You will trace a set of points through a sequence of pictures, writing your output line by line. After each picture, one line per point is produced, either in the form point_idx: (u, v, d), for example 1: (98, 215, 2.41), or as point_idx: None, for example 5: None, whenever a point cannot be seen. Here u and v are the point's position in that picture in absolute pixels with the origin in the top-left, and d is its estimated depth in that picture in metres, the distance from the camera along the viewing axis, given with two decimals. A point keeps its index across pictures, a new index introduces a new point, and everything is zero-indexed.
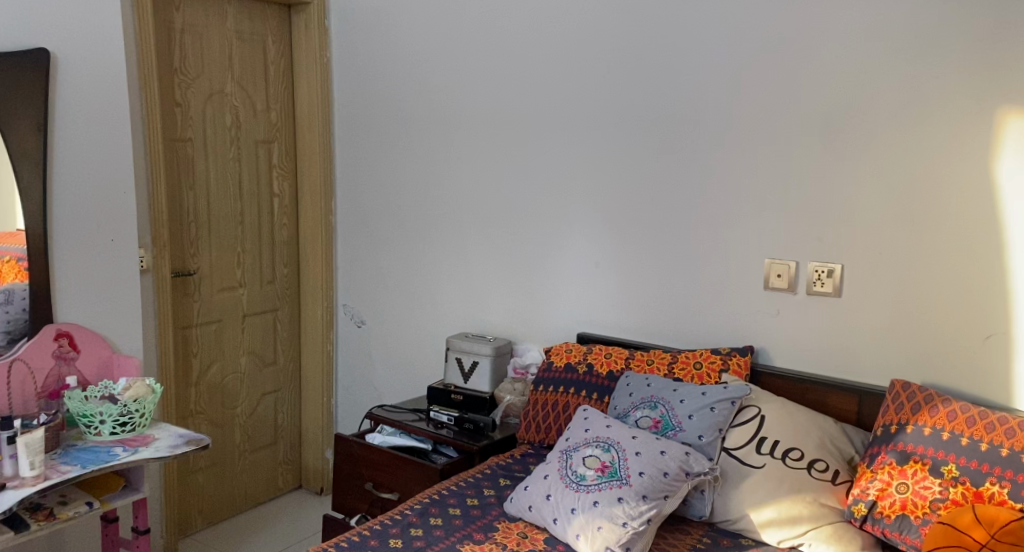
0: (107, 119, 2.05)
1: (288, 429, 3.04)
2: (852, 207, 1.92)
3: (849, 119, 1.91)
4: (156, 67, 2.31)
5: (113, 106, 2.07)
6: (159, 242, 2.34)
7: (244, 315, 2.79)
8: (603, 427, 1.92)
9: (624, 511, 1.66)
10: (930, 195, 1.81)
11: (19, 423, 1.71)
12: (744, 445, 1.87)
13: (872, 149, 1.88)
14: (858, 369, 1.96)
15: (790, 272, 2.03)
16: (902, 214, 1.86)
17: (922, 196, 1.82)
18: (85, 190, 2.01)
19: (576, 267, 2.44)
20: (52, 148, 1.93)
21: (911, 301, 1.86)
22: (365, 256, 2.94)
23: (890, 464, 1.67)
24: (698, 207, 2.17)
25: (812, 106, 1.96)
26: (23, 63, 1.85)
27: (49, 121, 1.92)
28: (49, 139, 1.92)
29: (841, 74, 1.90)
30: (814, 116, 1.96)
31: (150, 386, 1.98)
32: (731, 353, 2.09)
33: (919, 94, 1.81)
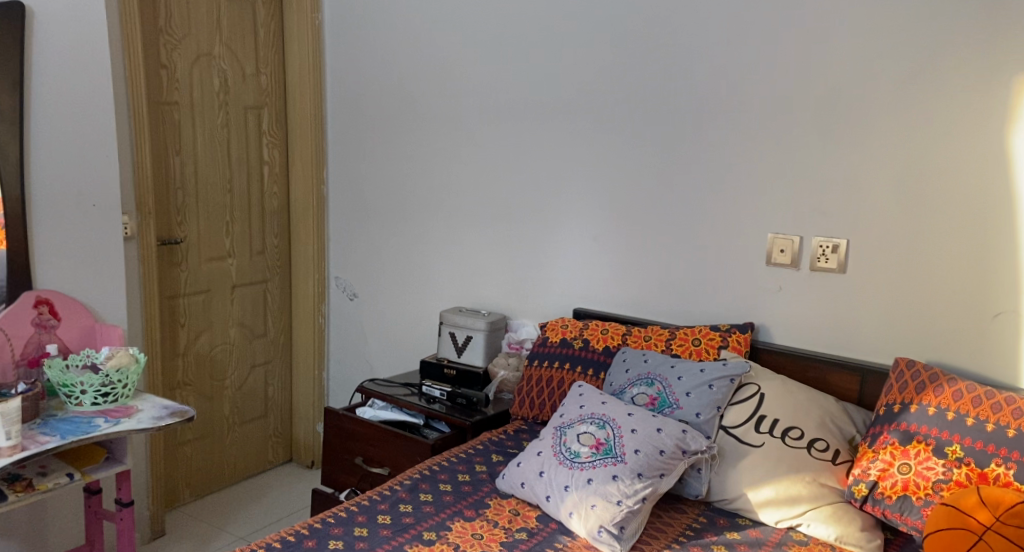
0: (87, 79, 1.97)
1: (278, 402, 3.00)
2: (858, 178, 1.86)
3: (859, 88, 1.83)
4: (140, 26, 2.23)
5: (94, 65, 1.99)
6: (144, 209, 2.27)
7: (233, 285, 2.73)
8: (598, 403, 1.87)
9: (618, 489, 1.62)
10: (940, 168, 1.75)
11: None
12: (742, 423, 1.82)
13: (880, 118, 1.81)
14: (861, 348, 1.91)
15: (794, 247, 1.97)
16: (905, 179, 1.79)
17: (932, 169, 1.76)
18: (64, 153, 1.94)
19: (573, 241, 2.38)
20: (30, 108, 1.86)
21: (914, 272, 1.81)
22: (357, 228, 2.88)
23: (892, 445, 1.62)
24: (700, 178, 2.11)
25: (821, 73, 1.88)
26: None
27: (26, 80, 1.85)
28: (25, 98, 1.85)
29: (852, 41, 1.83)
30: (822, 85, 1.88)
31: (134, 356, 1.92)
32: (731, 330, 2.04)
33: (932, 61, 1.73)
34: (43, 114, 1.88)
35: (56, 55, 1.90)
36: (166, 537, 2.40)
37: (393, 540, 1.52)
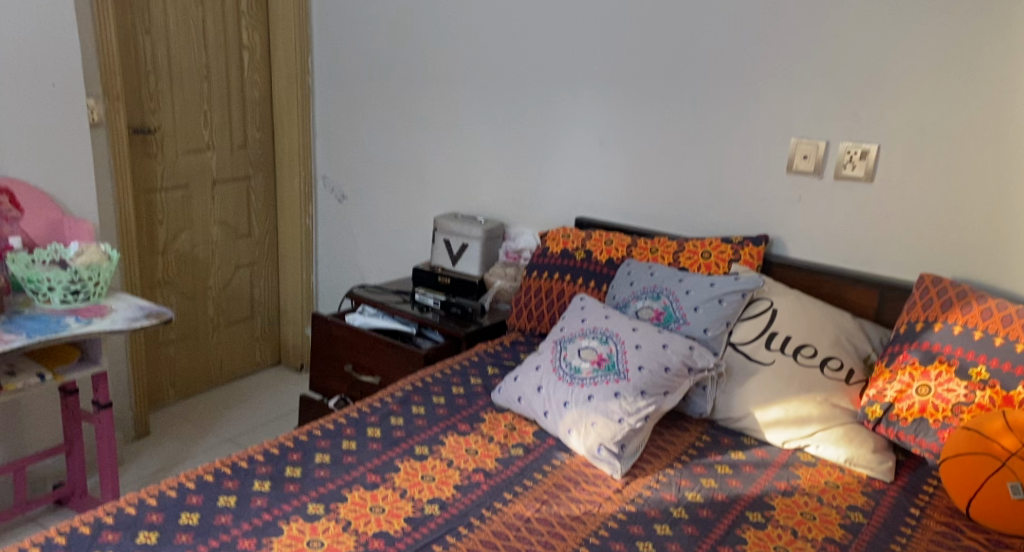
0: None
1: (265, 305, 2.89)
2: (897, 78, 1.69)
3: None
4: None
5: None
6: (112, 93, 2.08)
7: (214, 180, 2.56)
8: (601, 318, 1.77)
9: (620, 406, 1.54)
10: (989, 66, 1.58)
11: None
12: (752, 340, 1.72)
13: (928, 7, 1.62)
14: (882, 262, 1.80)
15: (818, 154, 1.82)
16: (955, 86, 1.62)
17: (980, 67, 1.59)
18: (16, 23, 1.73)
19: (578, 144, 2.22)
20: None
21: (952, 183, 1.67)
22: (346, 123, 2.69)
23: (912, 365, 1.54)
24: (721, 76, 1.93)
25: None
26: None
27: None
28: None
29: None
30: None
31: (105, 253, 1.79)
32: (744, 243, 1.92)
33: None
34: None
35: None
36: (152, 436, 2.35)
37: (384, 455, 1.45)
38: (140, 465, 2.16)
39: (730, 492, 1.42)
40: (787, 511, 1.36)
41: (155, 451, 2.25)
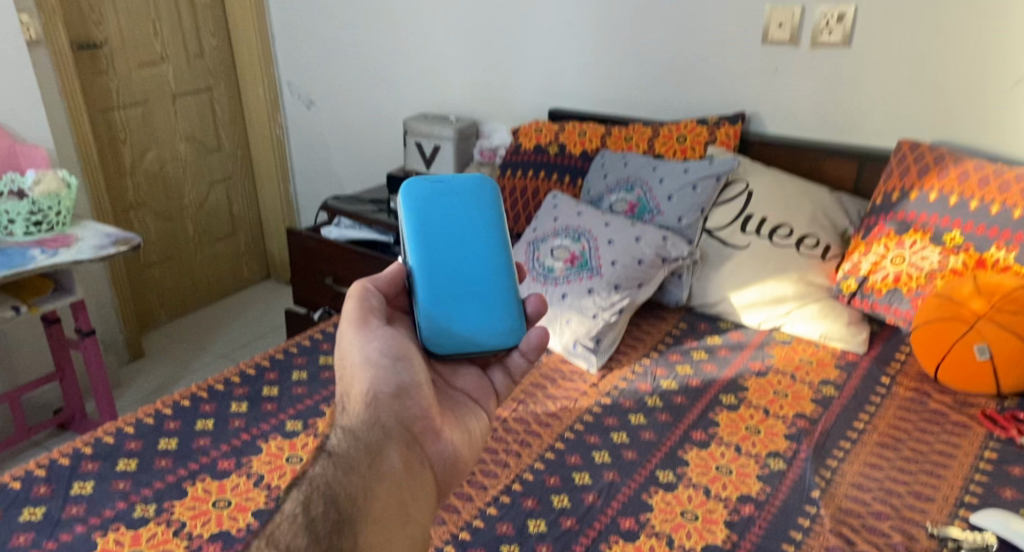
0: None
1: (244, 220, 2.84)
2: (894, 30, 1.58)
3: None
4: None
5: None
6: (47, 7, 1.95)
7: (173, 95, 2.45)
8: (574, 215, 1.71)
9: (594, 303, 1.51)
10: None
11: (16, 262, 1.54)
12: (728, 224, 1.67)
13: None
14: (862, 130, 1.70)
15: (795, 22, 1.69)
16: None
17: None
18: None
19: (550, 15, 2.07)
20: None
21: (966, 87, 1.54)
22: (301, 30, 2.54)
23: (887, 236, 1.49)
24: (694, 16, 1.83)
25: None
26: None
27: None
28: None
29: None
30: None
31: (64, 180, 1.73)
32: (719, 123, 1.83)
33: None
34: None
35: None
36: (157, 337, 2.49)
37: None
38: (139, 387, 2.19)
39: (705, 377, 1.40)
40: (786, 359, 1.44)
41: (151, 373, 2.27)
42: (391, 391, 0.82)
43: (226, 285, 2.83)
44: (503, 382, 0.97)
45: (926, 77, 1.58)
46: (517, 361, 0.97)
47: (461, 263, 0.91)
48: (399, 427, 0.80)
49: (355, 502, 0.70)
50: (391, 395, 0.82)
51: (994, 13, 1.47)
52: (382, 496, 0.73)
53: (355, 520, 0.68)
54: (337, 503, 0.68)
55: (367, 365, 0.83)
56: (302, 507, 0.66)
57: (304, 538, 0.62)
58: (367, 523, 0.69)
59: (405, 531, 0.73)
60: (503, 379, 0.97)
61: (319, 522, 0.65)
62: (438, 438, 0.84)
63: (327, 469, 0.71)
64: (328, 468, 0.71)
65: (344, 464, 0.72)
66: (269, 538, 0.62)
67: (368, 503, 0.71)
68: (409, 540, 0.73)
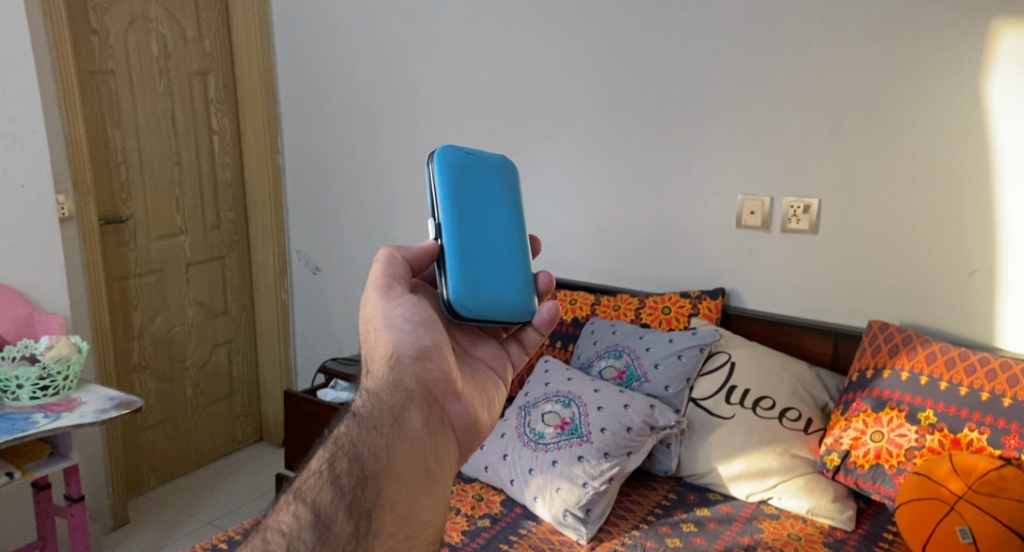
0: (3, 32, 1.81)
1: (244, 381, 2.90)
2: (854, 221, 1.74)
3: (856, 73, 1.67)
4: (70, 33, 2.10)
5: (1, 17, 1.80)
6: (82, 187, 2.14)
7: (188, 263, 2.60)
8: (564, 381, 1.77)
9: (584, 470, 1.53)
10: (918, 191, 1.64)
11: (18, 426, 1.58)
12: (712, 395, 1.73)
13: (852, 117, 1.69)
14: (834, 308, 1.81)
15: (764, 209, 1.85)
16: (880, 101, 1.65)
17: (907, 197, 1.66)
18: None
19: (542, 196, 2.26)
20: None
21: (924, 273, 1.67)
22: (313, 204, 2.74)
23: (865, 412, 1.54)
24: (674, 201, 2.01)
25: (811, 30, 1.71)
26: None
27: None
28: None
29: None
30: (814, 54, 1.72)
31: (75, 346, 1.80)
32: (701, 297, 1.94)
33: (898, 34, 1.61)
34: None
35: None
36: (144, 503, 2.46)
37: None
38: None
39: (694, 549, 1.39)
40: (775, 533, 1.44)
41: (134, 541, 2.23)
42: (416, 351, 0.76)
43: (219, 446, 2.82)
44: (518, 356, 0.93)
45: (889, 261, 1.71)
46: (532, 336, 0.95)
47: (482, 238, 0.93)
48: (423, 386, 0.74)
49: (380, 458, 0.65)
50: (414, 357, 0.76)
51: (943, 208, 1.62)
52: (410, 450, 0.67)
53: (382, 475, 0.64)
54: (363, 457, 0.65)
55: (391, 328, 0.77)
56: (326, 466, 0.66)
57: (330, 492, 0.63)
58: (393, 475, 0.65)
59: (430, 491, 0.67)
60: (519, 353, 0.94)
61: (342, 477, 0.64)
62: (461, 400, 0.77)
63: (351, 428, 0.69)
64: (353, 426, 0.69)
65: (369, 421, 0.69)
66: (296, 499, 0.64)
67: (391, 459, 0.66)
68: (435, 500, 0.67)
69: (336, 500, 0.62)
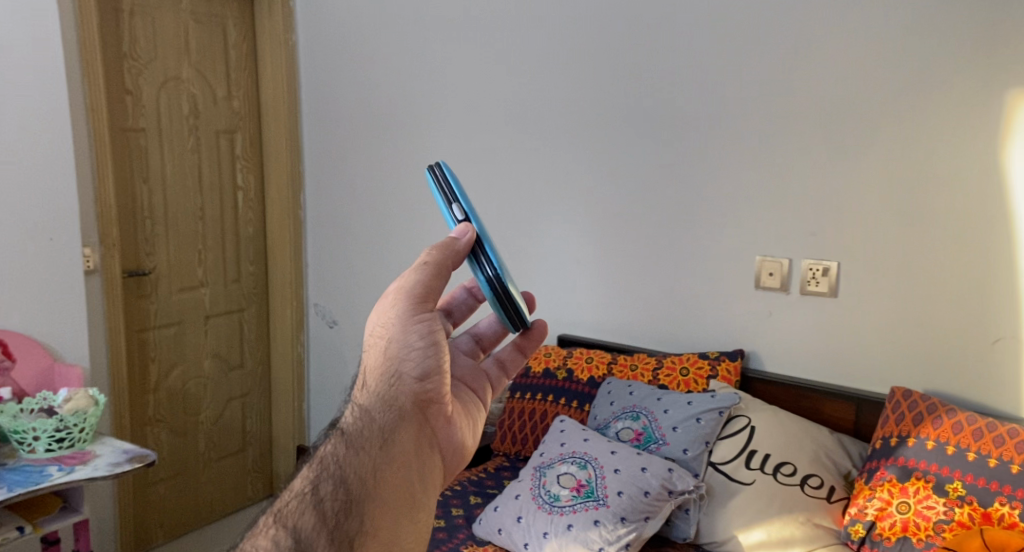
0: (42, 92, 1.88)
1: (256, 434, 2.88)
2: (875, 283, 1.73)
3: (873, 138, 1.69)
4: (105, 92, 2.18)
5: (44, 80, 1.89)
6: (108, 240, 2.19)
7: (206, 315, 2.62)
8: (580, 441, 1.75)
9: (600, 535, 1.50)
10: (938, 256, 1.64)
11: (32, 479, 1.57)
12: (732, 459, 1.69)
13: (869, 182, 1.71)
14: (856, 374, 1.79)
15: (783, 271, 1.85)
16: (897, 166, 1.67)
17: (927, 261, 1.65)
18: (24, 174, 1.86)
19: (560, 254, 2.27)
20: (14, 137, 1.83)
21: (947, 338, 1.65)
22: (333, 258, 2.78)
23: (890, 482, 1.51)
24: (691, 261, 2.01)
25: (827, 97, 1.74)
26: (12, 71, 1.82)
27: None
28: None
29: (850, 49, 1.70)
30: (830, 120, 1.75)
31: (93, 399, 1.81)
32: (720, 358, 1.93)
33: (914, 102, 1.63)
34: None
35: (50, 50, 1.90)
36: None
37: None
38: None
39: None
40: None
41: None
42: (419, 374, 0.77)
43: (228, 501, 2.79)
44: (497, 374, 0.92)
45: (910, 326, 1.70)
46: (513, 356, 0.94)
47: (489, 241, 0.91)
48: (416, 411, 0.76)
49: (362, 486, 0.69)
50: (415, 379, 0.76)
51: (963, 273, 1.61)
52: (394, 479, 0.70)
53: (364, 502, 0.68)
54: (346, 483, 0.68)
55: (400, 346, 0.77)
56: (311, 486, 0.69)
57: (311, 516, 0.66)
58: (374, 503, 0.68)
59: (413, 517, 0.70)
60: (498, 373, 0.92)
61: (325, 501, 0.67)
62: (450, 423, 0.78)
63: (339, 449, 0.71)
64: (340, 447, 0.72)
65: (356, 445, 0.71)
66: (279, 514, 0.68)
67: (376, 484, 0.69)
68: (414, 530, 0.69)
69: (316, 526, 0.65)
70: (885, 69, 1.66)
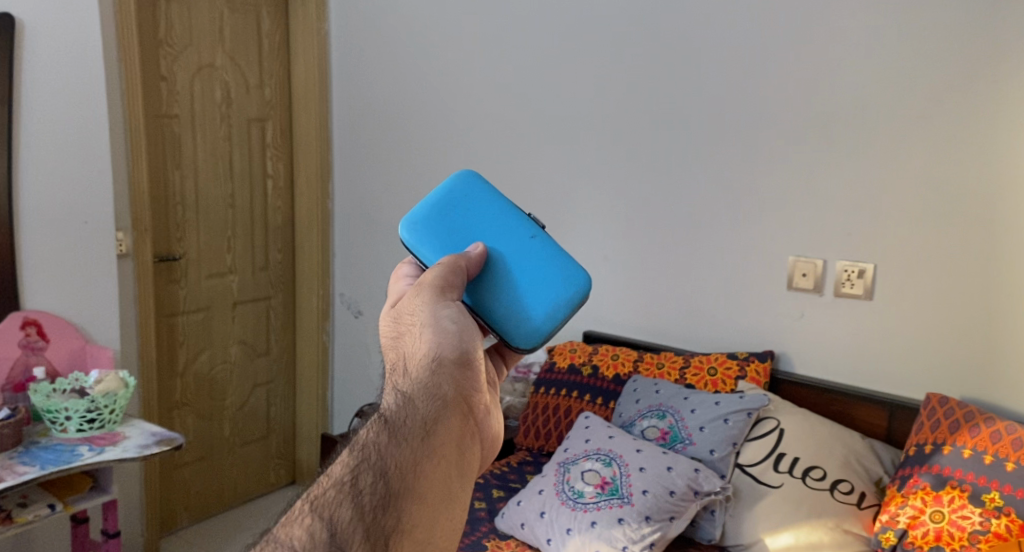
0: (79, 76, 1.90)
1: (281, 422, 2.91)
2: (914, 286, 1.68)
3: (915, 138, 1.65)
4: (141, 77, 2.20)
5: (82, 65, 1.91)
6: (140, 225, 2.21)
7: (234, 302, 2.64)
8: (605, 438, 1.73)
9: (624, 533, 1.48)
10: (982, 261, 1.59)
11: (64, 459, 1.59)
12: (760, 461, 1.66)
13: (909, 182, 1.66)
14: (890, 379, 1.75)
15: (816, 272, 1.82)
16: (939, 167, 1.62)
17: (968, 265, 1.61)
18: (61, 157, 1.88)
19: (588, 249, 2.25)
20: (51, 120, 1.85)
21: (987, 345, 1.60)
22: (360, 249, 2.79)
23: (923, 490, 1.47)
24: (722, 259, 1.98)
25: (868, 94, 1.70)
26: (51, 54, 1.84)
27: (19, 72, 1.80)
28: (29, 92, 1.81)
29: (894, 45, 1.65)
30: (871, 118, 1.70)
31: (123, 381, 1.83)
32: (749, 359, 1.90)
33: (960, 101, 1.58)
34: (26, 107, 1.81)
35: (87, 36, 1.92)
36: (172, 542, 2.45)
37: None
38: None
39: None
40: None
41: None
42: (457, 356, 0.72)
43: (251, 487, 2.82)
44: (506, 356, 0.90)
45: (947, 332, 1.65)
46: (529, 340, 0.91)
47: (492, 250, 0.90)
48: (460, 400, 0.68)
49: (405, 479, 0.60)
50: (455, 361, 0.71)
51: (1005, 279, 1.56)
52: (435, 475, 0.61)
53: (405, 498, 0.59)
54: (388, 475, 0.59)
55: (435, 330, 0.73)
56: (350, 476, 0.60)
57: (348, 510, 0.57)
58: (418, 499, 0.59)
59: (451, 515, 0.61)
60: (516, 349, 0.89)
61: (365, 493, 0.58)
62: (488, 416, 0.72)
63: (381, 436, 0.62)
64: (382, 434, 0.63)
65: (399, 433, 0.63)
66: (313, 506, 0.59)
67: (419, 477, 0.60)
68: (450, 528, 0.61)
69: (353, 520, 0.56)
70: (930, 66, 1.61)
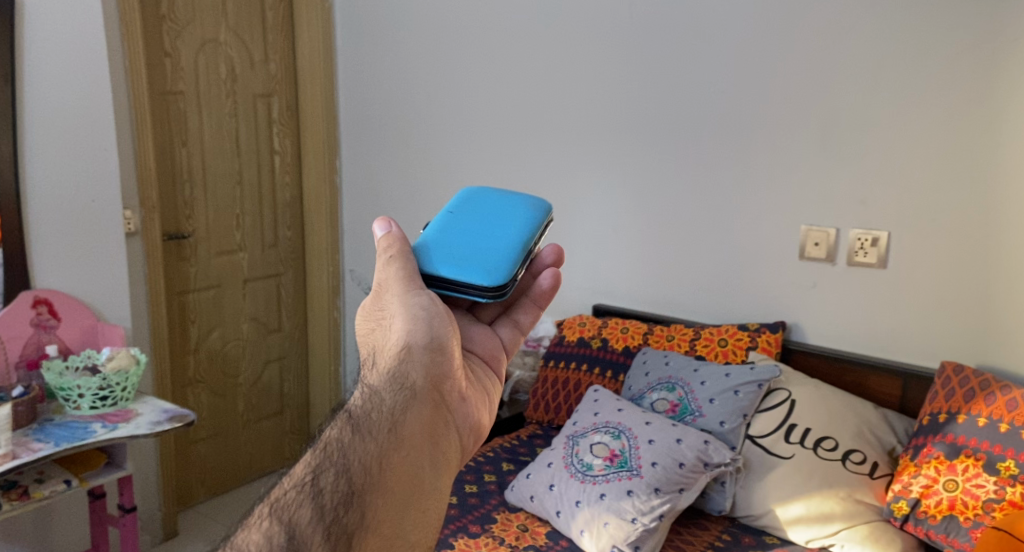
0: (81, 49, 1.89)
1: (294, 398, 2.93)
2: (927, 253, 1.65)
3: (933, 100, 1.59)
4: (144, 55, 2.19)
5: (80, 35, 1.89)
6: (148, 203, 2.22)
7: (245, 279, 2.65)
8: (614, 411, 1.73)
9: (633, 506, 1.48)
10: (1002, 228, 1.54)
11: (78, 435, 1.61)
12: (771, 432, 1.65)
13: (927, 146, 1.61)
14: (904, 348, 1.72)
15: (829, 241, 1.79)
16: (957, 129, 1.57)
17: (990, 232, 1.56)
18: (67, 133, 1.88)
19: (597, 221, 2.23)
20: (54, 95, 1.85)
21: (1005, 311, 1.56)
22: (369, 223, 2.78)
23: (937, 459, 1.45)
24: (733, 229, 1.95)
25: (883, 56, 1.65)
26: (52, 25, 1.83)
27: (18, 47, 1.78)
28: (27, 65, 1.79)
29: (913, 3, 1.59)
30: (885, 79, 1.65)
31: (135, 358, 1.84)
32: (760, 330, 1.87)
33: (981, 60, 1.52)
34: (29, 82, 1.80)
35: (86, 9, 1.89)
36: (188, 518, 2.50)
37: None
38: None
39: None
40: None
41: None
42: (426, 343, 0.75)
43: (268, 462, 2.85)
44: (512, 337, 0.91)
45: (963, 299, 1.62)
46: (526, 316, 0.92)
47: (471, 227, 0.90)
48: (432, 389, 0.73)
49: (367, 475, 0.64)
50: (425, 350, 0.74)
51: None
52: (400, 469, 0.66)
53: (368, 494, 0.63)
54: (350, 472, 0.64)
55: (408, 317, 0.77)
56: (312, 474, 0.64)
57: (309, 509, 0.61)
58: (380, 493, 0.63)
59: (420, 506, 0.66)
60: (510, 333, 0.91)
61: (325, 493, 0.62)
62: (462, 402, 0.76)
63: (344, 434, 0.67)
64: (346, 431, 0.67)
65: (364, 428, 0.67)
66: (274, 508, 0.62)
67: (382, 472, 0.65)
68: (420, 519, 0.65)
69: (313, 521, 0.60)
70: (948, 24, 1.55)
